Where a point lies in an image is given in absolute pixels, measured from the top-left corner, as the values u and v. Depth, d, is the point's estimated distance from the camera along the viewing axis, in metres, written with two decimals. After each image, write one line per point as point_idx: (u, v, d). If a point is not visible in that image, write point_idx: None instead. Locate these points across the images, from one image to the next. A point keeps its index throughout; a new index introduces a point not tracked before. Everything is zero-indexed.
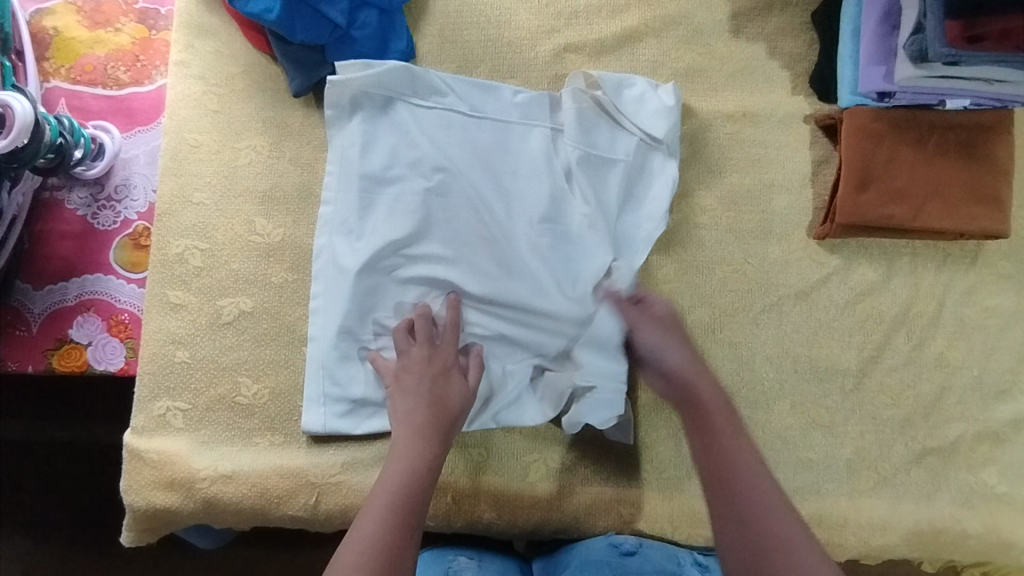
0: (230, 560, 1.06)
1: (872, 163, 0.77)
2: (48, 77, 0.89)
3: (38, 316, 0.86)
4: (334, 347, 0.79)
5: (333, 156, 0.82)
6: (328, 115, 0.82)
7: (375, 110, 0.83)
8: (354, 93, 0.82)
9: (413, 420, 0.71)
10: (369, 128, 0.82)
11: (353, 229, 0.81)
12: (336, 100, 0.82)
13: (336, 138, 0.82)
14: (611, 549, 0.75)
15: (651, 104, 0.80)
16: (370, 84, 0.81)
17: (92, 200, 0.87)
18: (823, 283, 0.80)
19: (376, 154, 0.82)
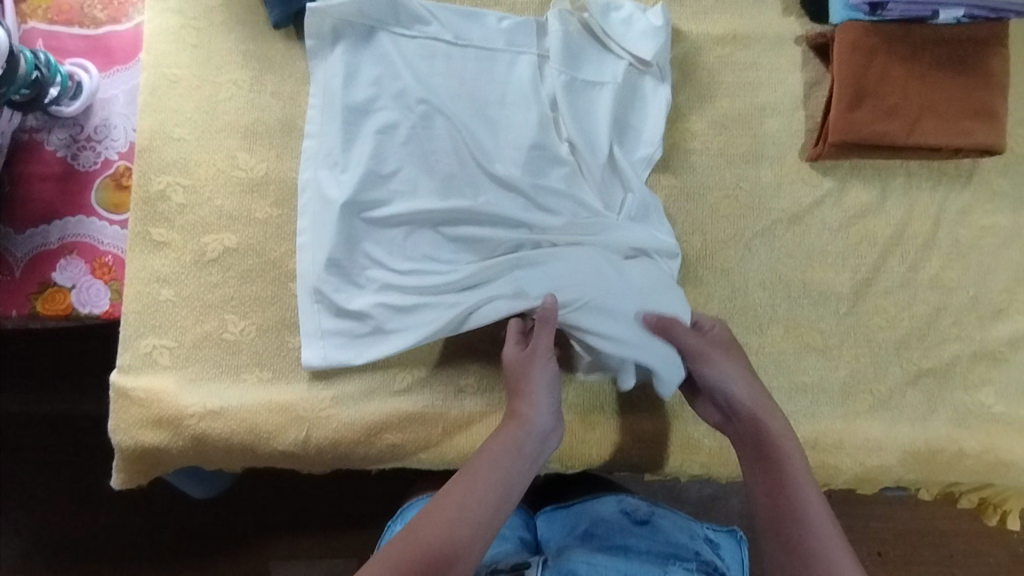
0: (227, 514, 1.05)
1: (864, 79, 0.75)
2: (24, 18, 0.87)
3: (21, 260, 0.84)
4: (321, 284, 0.76)
5: (315, 89, 0.79)
6: (310, 46, 0.79)
7: (356, 41, 0.79)
8: (336, 23, 0.79)
9: (503, 441, 0.66)
10: (351, 60, 0.79)
11: (337, 164, 0.77)
12: (318, 31, 0.79)
13: (319, 70, 0.79)
14: (623, 515, 0.80)
15: (638, 30, 0.79)
16: (351, 13, 0.79)
17: (71, 141, 0.85)
18: (817, 207, 0.79)
19: (359, 84, 0.79)
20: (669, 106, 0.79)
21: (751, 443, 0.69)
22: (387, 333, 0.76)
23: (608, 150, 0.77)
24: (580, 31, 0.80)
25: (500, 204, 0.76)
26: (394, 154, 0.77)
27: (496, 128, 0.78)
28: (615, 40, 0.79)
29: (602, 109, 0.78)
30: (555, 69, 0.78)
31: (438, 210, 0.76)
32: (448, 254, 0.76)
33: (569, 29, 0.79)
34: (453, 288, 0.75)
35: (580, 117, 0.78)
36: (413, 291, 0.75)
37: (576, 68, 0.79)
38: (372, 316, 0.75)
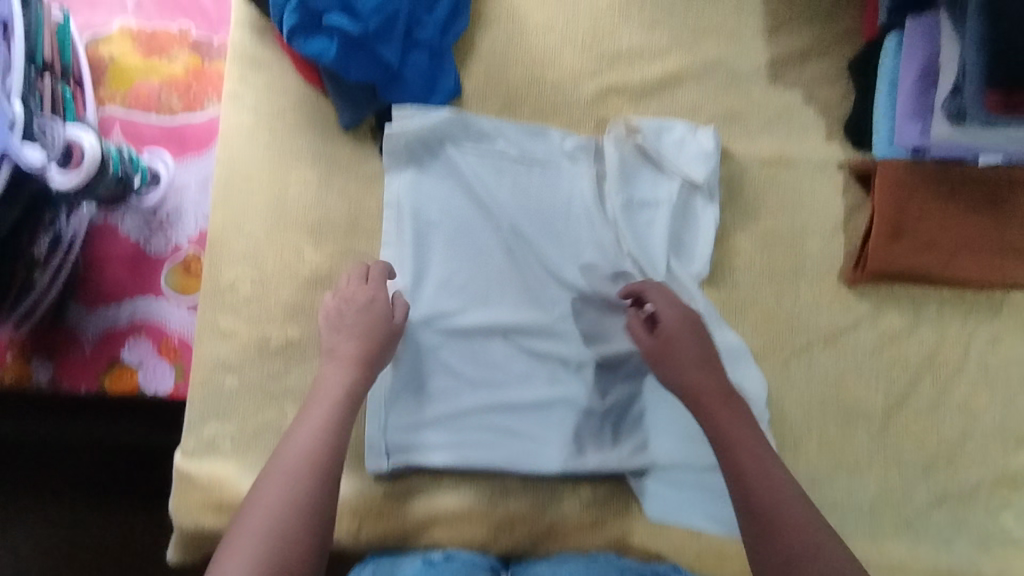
0: None
1: (904, 215, 0.79)
2: (102, 103, 0.92)
3: (92, 338, 0.89)
4: (396, 390, 0.81)
5: (389, 200, 0.85)
6: (385, 162, 0.85)
7: (429, 159, 0.85)
8: (409, 142, 0.84)
9: (318, 414, 0.70)
10: (426, 177, 0.85)
11: (413, 275, 0.83)
12: (393, 147, 0.84)
13: (392, 184, 0.85)
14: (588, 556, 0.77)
15: (690, 152, 0.83)
16: (424, 132, 0.84)
17: (145, 225, 0.90)
18: (852, 328, 0.82)
19: (432, 202, 0.85)
20: (716, 225, 0.84)
21: (689, 391, 0.73)
22: (456, 440, 0.81)
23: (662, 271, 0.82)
24: (640, 155, 0.84)
25: (564, 322, 0.82)
26: (467, 269, 0.84)
27: (558, 245, 0.83)
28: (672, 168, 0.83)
29: (657, 233, 0.83)
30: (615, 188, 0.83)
31: (505, 327, 0.82)
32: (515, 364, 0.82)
33: (630, 155, 0.84)
34: (518, 400, 0.81)
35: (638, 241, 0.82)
36: (480, 400, 0.81)
37: (632, 187, 0.83)
38: (442, 421, 0.81)
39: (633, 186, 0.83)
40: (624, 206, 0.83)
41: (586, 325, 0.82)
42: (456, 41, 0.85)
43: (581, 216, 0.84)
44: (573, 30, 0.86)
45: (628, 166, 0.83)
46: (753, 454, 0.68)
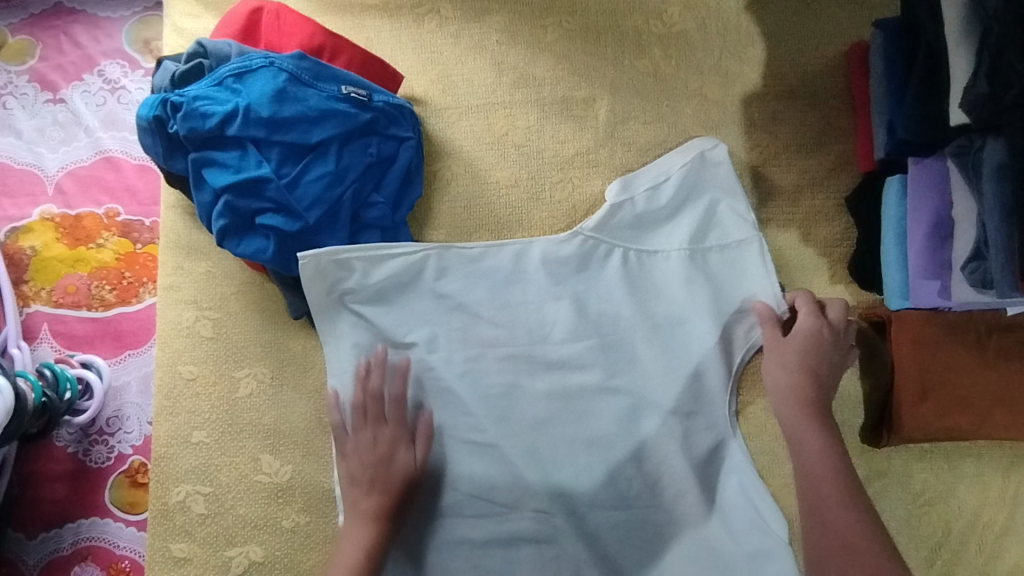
0: None
1: (929, 374, 0.70)
2: (27, 301, 0.83)
3: (32, 568, 0.79)
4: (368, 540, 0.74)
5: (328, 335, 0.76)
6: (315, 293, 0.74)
7: (377, 293, 0.76)
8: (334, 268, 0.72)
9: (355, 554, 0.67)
10: (377, 323, 0.76)
11: None
12: (320, 294, 0.74)
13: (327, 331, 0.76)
14: None
15: (727, 209, 0.77)
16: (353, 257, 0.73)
17: (82, 435, 0.81)
18: (884, 492, 0.74)
19: (384, 335, 0.77)
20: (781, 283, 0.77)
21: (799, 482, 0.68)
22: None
23: (651, 389, 0.77)
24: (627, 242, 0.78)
25: (539, 454, 0.76)
26: (434, 413, 0.76)
27: (528, 369, 0.77)
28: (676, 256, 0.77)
29: (645, 349, 0.77)
30: (618, 231, 0.78)
31: (476, 465, 0.76)
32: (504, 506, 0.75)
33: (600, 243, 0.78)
34: (504, 538, 0.75)
35: (612, 361, 0.77)
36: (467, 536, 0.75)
37: (618, 314, 0.78)
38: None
39: (602, 298, 0.78)
40: (597, 319, 0.77)
41: (565, 459, 0.76)
42: (411, 211, 0.77)
43: (550, 336, 0.77)
44: (540, 184, 0.80)
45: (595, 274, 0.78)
46: (841, 504, 0.66)
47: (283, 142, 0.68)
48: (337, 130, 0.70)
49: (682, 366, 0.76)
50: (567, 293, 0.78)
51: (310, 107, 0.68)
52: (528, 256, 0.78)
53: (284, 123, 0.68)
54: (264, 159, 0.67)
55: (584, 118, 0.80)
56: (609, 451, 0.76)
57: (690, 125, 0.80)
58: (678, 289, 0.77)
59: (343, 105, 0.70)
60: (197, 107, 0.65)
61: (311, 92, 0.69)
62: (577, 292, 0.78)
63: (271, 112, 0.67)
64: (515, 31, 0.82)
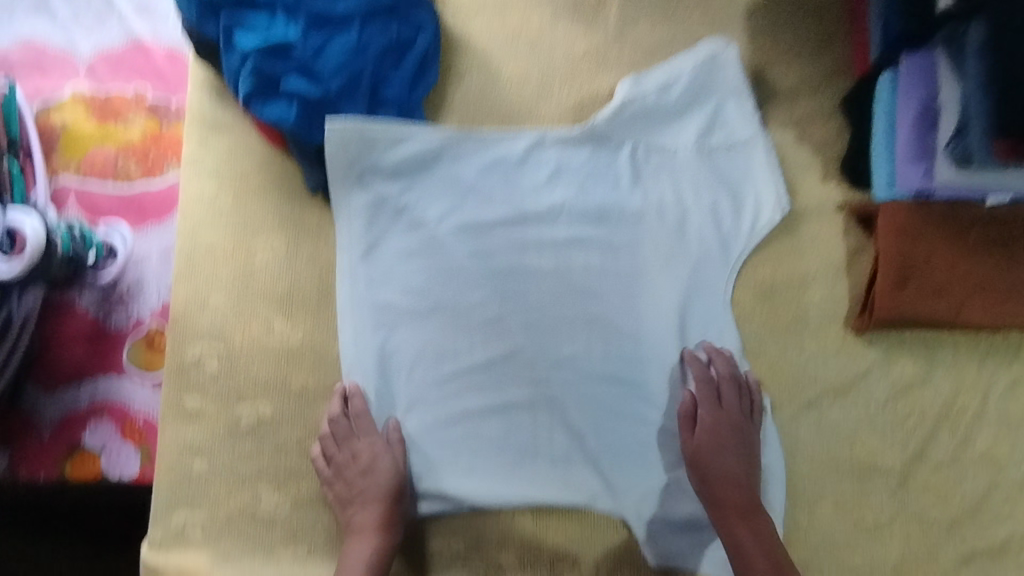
0: None
1: (911, 262, 0.74)
2: (55, 173, 0.86)
3: (49, 422, 0.83)
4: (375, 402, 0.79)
5: (344, 207, 0.80)
6: (334, 164, 0.78)
7: (393, 172, 0.80)
8: (357, 139, 0.77)
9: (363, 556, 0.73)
10: (393, 201, 0.81)
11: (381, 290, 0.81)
12: (340, 167, 0.78)
13: (344, 206, 0.80)
14: None
15: (733, 108, 0.81)
16: (374, 131, 0.77)
17: (103, 300, 0.84)
18: (864, 378, 0.78)
19: (399, 213, 0.81)
20: (784, 179, 0.81)
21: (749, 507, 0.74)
22: (449, 462, 0.79)
23: (650, 277, 0.81)
24: (637, 138, 0.82)
25: (540, 331, 0.80)
26: (442, 289, 0.81)
27: (534, 252, 0.81)
28: (682, 152, 0.81)
29: (646, 238, 0.81)
30: (628, 125, 0.82)
31: (480, 338, 0.80)
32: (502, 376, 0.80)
33: (608, 134, 0.82)
34: (503, 407, 0.80)
35: (614, 248, 0.81)
36: (467, 404, 0.80)
37: (621, 204, 0.81)
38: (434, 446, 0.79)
39: (607, 187, 0.82)
40: (601, 207, 0.81)
41: (564, 337, 0.80)
42: (426, 95, 0.81)
43: (555, 222, 0.82)
44: (550, 78, 0.83)
45: (601, 164, 0.82)
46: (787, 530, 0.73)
47: (312, 12, 0.73)
48: (362, 6, 0.74)
49: (683, 255, 0.80)
50: (575, 182, 0.82)
51: None
52: (538, 146, 0.82)
53: None
54: (293, 24, 0.73)
55: (595, 18, 0.84)
56: (607, 331, 0.80)
57: (696, 29, 0.83)
58: (680, 183, 0.82)
59: None
60: None
61: None
62: (584, 181, 0.82)
63: None
64: None
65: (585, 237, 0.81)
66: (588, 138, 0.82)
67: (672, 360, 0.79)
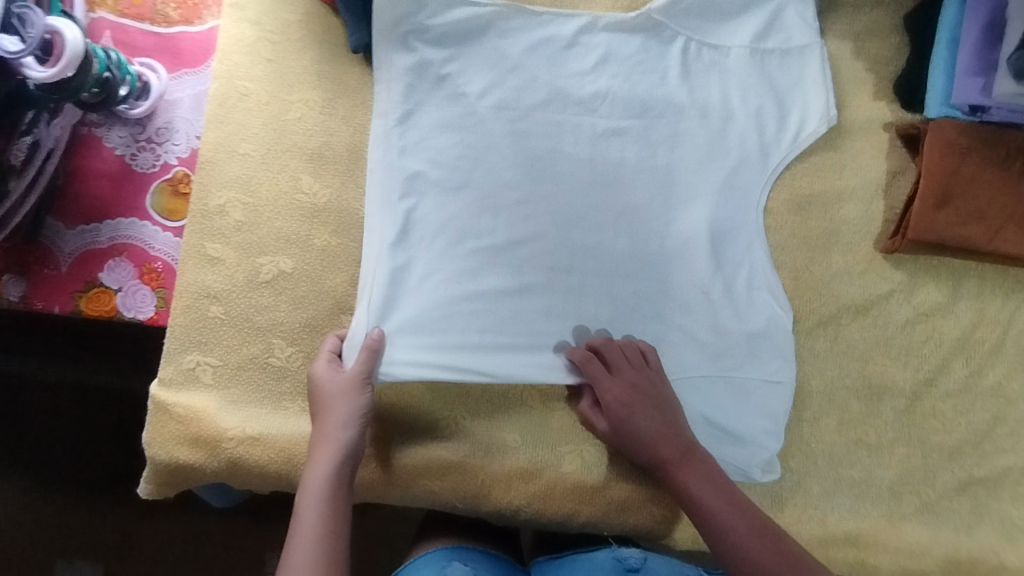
0: (257, 513, 1.09)
1: (953, 181, 0.73)
2: (93, 6, 0.84)
3: (68, 256, 0.82)
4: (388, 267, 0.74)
5: (383, 64, 0.77)
6: (381, 18, 0.76)
7: (438, 37, 0.79)
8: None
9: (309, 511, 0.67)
10: (433, 65, 0.78)
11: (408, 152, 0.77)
12: (387, 23, 0.77)
13: (383, 63, 0.77)
14: (613, 563, 0.75)
15: (794, 14, 0.79)
16: None
17: (131, 140, 0.84)
18: (886, 299, 0.77)
19: (437, 79, 0.79)
20: (834, 92, 0.79)
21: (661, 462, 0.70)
22: (458, 341, 0.74)
23: (685, 175, 0.79)
24: (689, 32, 0.80)
25: (567, 216, 0.78)
26: (473, 161, 0.78)
27: (570, 137, 0.79)
28: (734, 51, 0.79)
29: (686, 134, 0.79)
30: (683, 18, 0.80)
31: (505, 216, 0.77)
32: (523, 259, 0.77)
33: (662, 25, 0.80)
34: (521, 288, 0.77)
35: (653, 141, 0.79)
36: (484, 281, 0.76)
37: (666, 98, 0.79)
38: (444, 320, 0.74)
39: (653, 79, 0.80)
40: (644, 98, 0.79)
41: (591, 226, 0.78)
42: None
43: (596, 109, 0.80)
44: None
45: (650, 54, 0.80)
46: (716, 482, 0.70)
47: None
48: None
49: (721, 154, 0.78)
50: (621, 70, 0.80)
51: None
52: (589, 32, 0.80)
53: None
54: None
55: None
56: (635, 225, 0.78)
57: None
58: (729, 82, 0.79)
59: None
60: None
61: None
62: (629, 69, 0.80)
63: None
64: None
65: (624, 128, 0.79)
66: (640, 26, 0.80)
67: (700, 258, 0.77)
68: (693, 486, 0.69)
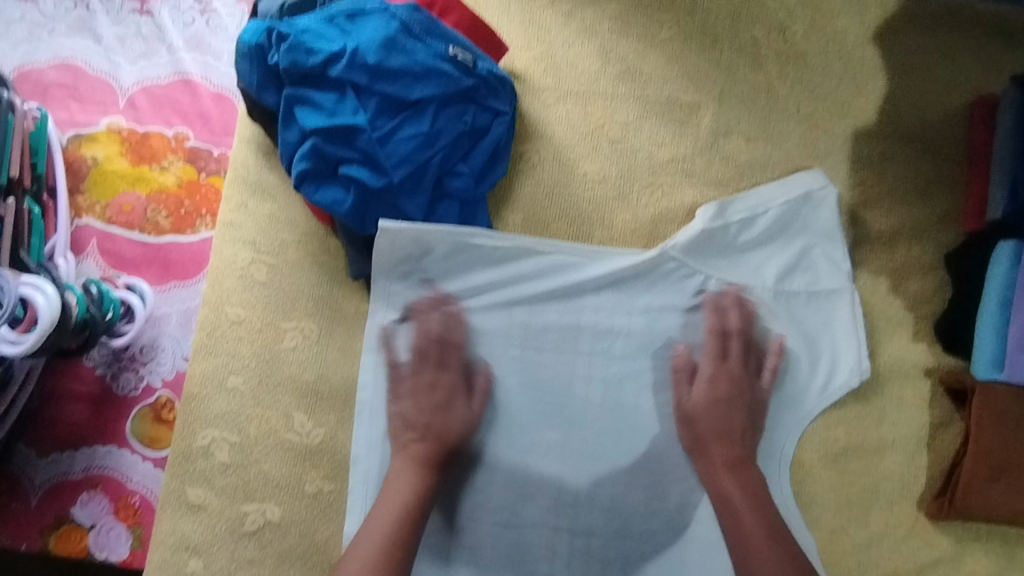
0: None
1: (1007, 453, 0.67)
2: (80, 212, 0.80)
3: (39, 487, 0.76)
4: None
5: (379, 305, 0.73)
6: (379, 261, 0.71)
7: (437, 274, 0.73)
8: (408, 241, 0.70)
9: (400, 492, 0.67)
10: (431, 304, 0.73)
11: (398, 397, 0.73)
12: (386, 263, 0.71)
13: (380, 304, 0.73)
14: None
15: (822, 255, 0.74)
16: (428, 234, 0.70)
17: (113, 359, 0.78)
18: (934, 569, 0.70)
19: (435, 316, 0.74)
20: (866, 340, 0.73)
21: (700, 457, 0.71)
22: None
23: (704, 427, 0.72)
24: (708, 270, 0.74)
25: (570, 471, 0.72)
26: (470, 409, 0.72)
27: (578, 381, 0.73)
28: (760, 290, 0.74)
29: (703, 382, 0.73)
30: (707, 256, 0.74)
31: (500, 471, 0.72)
32: (523, 518, 0.72)
33: (684, 264, 0.74)
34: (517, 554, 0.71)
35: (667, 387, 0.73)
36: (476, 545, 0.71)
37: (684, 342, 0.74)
38: (437, 570, 0.71)
39: (670, 320, 0.74)
40: (659, 342, 0.74)
41: (597, 484, 0.72)
42: (492, 187, 0.74)
43: (606, 351, 0.74)
44: (628, 184, 0.76)
45: (669, 291, 0.74)
46: (744, 464, 0.70)
47: (382, 93, 0.65)
48: (438, 91, 0.66)
49: None
50: (636, 308, 0.74)
51: (416, 63, 0.65)
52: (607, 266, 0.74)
53: (387, 73, 0.64)
54: (360, 108, 0.64)
55: (686, 123, 0.77)
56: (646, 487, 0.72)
57: (796, 150, 0.76)
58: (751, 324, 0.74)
59: (446, 67, 0.67)
60: (305, 42, 0.63)
61: (420, 46, 0.66)
62: (645, 308, 0.74)
63: (377, 60, 0.64)
64: (628, 22, 0.79)
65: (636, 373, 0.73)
66: (662, 264, 0.74)
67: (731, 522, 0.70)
68: (722, 445, 0.70)
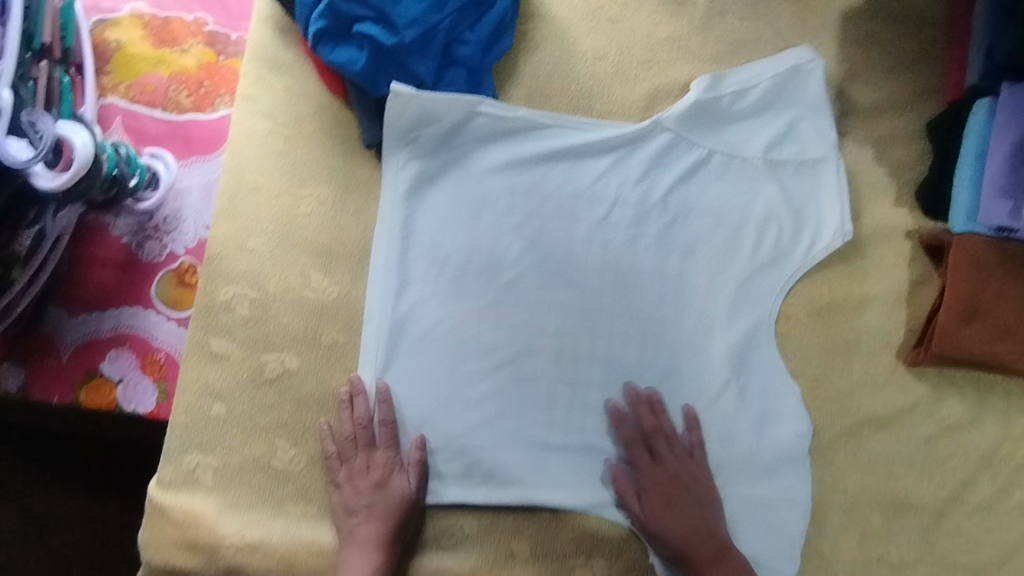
0: None
1: (980, 298, 0.71)
2: (105, 92, 0.84)
3: (70, 344, 0.81)
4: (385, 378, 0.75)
5: (390, 170, 0.77)
6: (389, 128, 0.75)
7: (445, 142, 0.77)
8: (417, 109, 0.74)
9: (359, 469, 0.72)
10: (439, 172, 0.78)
11: (406, 259, 0.77)
12: (396, 129, 0.75)
13: (390, 172, 0.77)
14: None
15: (810, 126, 0.78)
16: (436, 101, 0.74)
17: (138, 228, 0.82)
18: (910, 411, 0.75)
19: (442, 184, 0.78)
20: (851, 204, 0.77)
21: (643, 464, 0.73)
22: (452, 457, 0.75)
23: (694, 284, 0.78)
24: (700, 138, 0.78)
25: (570, 327, 0.77)
26: (475, 269, 0.77)
27: (578, 244, 0.78)
28: (751, 157, 0.78)
29: (695, 244, 0.78)
30: (700, 126, 0.78)
31: (504, 328, 0.76)
32: (526, 370, 0.76)
33: (679, 134, 0.78)
34: (520, 403, 0.75)
35: (661, 250, 0.78)
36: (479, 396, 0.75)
37: (677, 207, 0.78)
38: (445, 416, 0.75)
39: (665, 186, 0.78)
40: (655, 207, 0.78)
41: (596, 338, 0.77)
42: (498, 61, 0.78)
43: (605, 216, 0.78)
44: (626, 62, 0.80)
45: (664, 160, 0.79)
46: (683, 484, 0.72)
47: None
48: None
49: (732, 267, 0.77)
50: (633, 176, 0.78)
51: None
52: (604, 137, 0.78)
53: None
54: None
55: (682, 5, 0.81)
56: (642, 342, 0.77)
57: (785, 30, 0.80)
58: (743, 189, 0.78)
59: None
60: None
61: None
62: (642, 175, 0.78)
63: None
64: None
65: (633, 237, 0.78)
66: (658, 133, 0.78)
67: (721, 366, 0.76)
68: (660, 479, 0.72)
